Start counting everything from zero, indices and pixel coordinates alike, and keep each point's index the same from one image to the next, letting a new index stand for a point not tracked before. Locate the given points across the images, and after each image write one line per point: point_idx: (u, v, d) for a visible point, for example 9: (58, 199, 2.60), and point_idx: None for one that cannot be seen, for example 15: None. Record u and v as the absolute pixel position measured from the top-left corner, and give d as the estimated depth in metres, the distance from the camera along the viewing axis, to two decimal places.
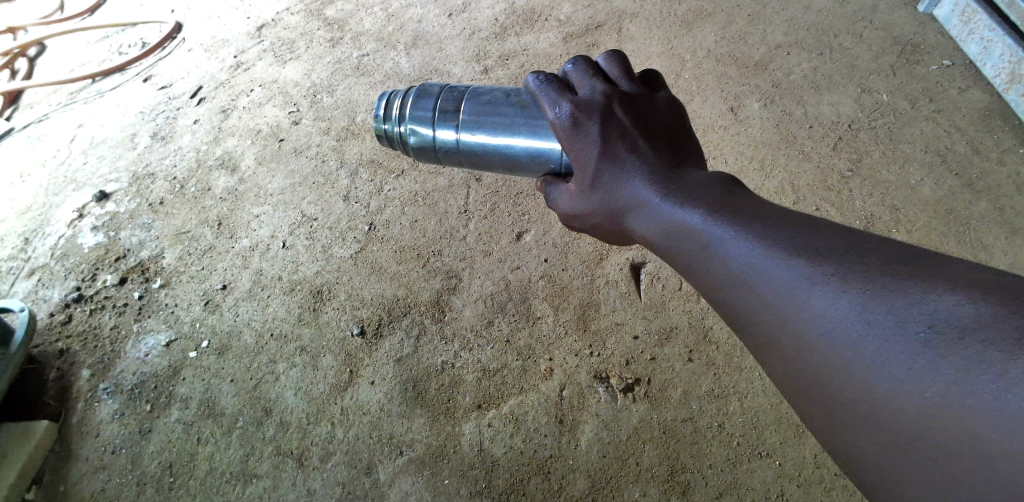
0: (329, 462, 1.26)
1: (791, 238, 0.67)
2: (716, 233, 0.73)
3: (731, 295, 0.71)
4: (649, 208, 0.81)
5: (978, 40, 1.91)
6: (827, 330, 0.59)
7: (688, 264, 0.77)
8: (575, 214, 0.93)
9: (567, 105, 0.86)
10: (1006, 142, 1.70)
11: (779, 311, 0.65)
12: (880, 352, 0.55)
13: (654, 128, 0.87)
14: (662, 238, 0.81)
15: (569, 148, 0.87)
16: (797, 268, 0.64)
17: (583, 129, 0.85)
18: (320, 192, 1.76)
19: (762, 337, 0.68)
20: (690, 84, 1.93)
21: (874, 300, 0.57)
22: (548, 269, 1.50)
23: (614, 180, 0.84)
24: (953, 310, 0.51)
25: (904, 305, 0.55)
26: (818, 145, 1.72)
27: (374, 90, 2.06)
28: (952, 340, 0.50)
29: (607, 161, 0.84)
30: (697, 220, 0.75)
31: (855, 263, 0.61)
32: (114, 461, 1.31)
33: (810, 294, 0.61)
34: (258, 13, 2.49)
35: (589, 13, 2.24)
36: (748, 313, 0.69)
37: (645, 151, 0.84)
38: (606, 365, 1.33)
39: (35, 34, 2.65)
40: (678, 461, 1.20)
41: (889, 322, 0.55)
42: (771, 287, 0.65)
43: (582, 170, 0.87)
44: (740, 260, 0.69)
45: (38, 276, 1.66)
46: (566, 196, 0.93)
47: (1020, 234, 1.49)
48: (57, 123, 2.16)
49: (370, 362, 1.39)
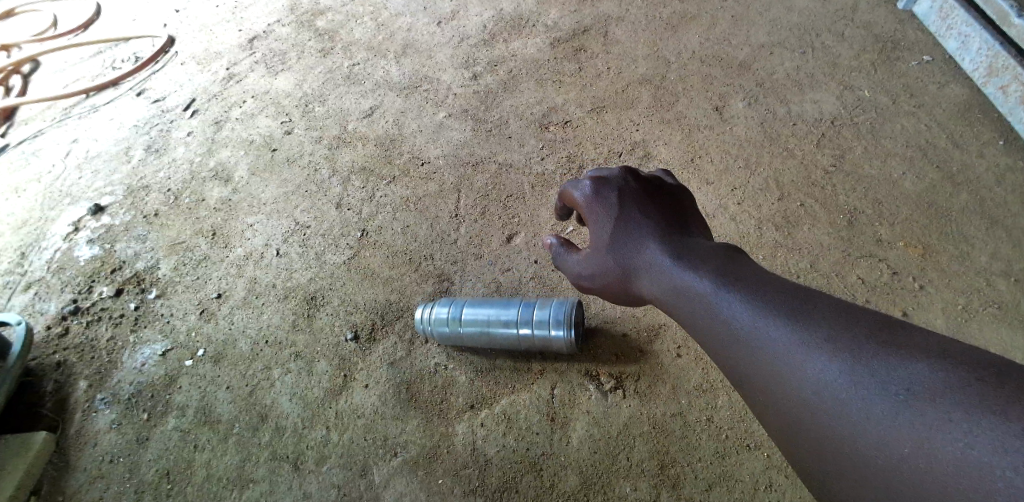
0: (324, 465, 1.27)
1: (783, 305, 0.72)
2: (720, 299, 0.79)
3: (735, 354, 0.76)
4: (660, 272, 0.89)
5: (957, 36, 1.95)
6: (818, 388, 0.64)
7: (697, 323, 0.83)
8: (590, 274, 1.03)
9: (587, 183, 1.04)
10: (985, 135, 1.73)
11: (778, 369, 0.70)
12: (867, 411, 0.59)
13: (663, 202, 1.00)
14: (671, 297, 0.87)
15: (588, 215, 1.03)
16: (794, 331, 0.69)
17: (601, 199, 1.01)
18: (312, 200, 1.78)
19: (763, 392, 0.72)
20: (675, 85, 1.96)
21: (859, 363, 0.61)
22: (538, 270, 1.53)
23: (627, 246, 0.96)
24: (926, 374, 0.56)
25: (885, 369, 0.59)
26: (802, 143, 1.75)
27: (365, 99, 2.09)
28: (927, 399, 0.55)
29: (619, 230, 0.97)
30: (704, 285, 0.82)
31: (845, 329, 0.65)
32: (112, 470, 1.32)
33: (805, 355, 0.66)
34: (250, 26, 2.52)
35: (575, 18, 2.28)
36: (751, 371, 0.74)
37: (654, 224, 0.95)
38: (596, 363, 1.36)
39: (29, 50, 2.67)
40: (668, 455, 1.21)
41: (874, 383, 0.59)
42: (771, 347, 0.71)
43: (597, 233, 1.00)
44: (741, 322, 0.75)
45: (35, 289, 1.68)
46: (580, 259, 1.06)
47: (1000, 225, 1.52)
48: (51, 138, 2.18)
49: (364, 366, 1.41)
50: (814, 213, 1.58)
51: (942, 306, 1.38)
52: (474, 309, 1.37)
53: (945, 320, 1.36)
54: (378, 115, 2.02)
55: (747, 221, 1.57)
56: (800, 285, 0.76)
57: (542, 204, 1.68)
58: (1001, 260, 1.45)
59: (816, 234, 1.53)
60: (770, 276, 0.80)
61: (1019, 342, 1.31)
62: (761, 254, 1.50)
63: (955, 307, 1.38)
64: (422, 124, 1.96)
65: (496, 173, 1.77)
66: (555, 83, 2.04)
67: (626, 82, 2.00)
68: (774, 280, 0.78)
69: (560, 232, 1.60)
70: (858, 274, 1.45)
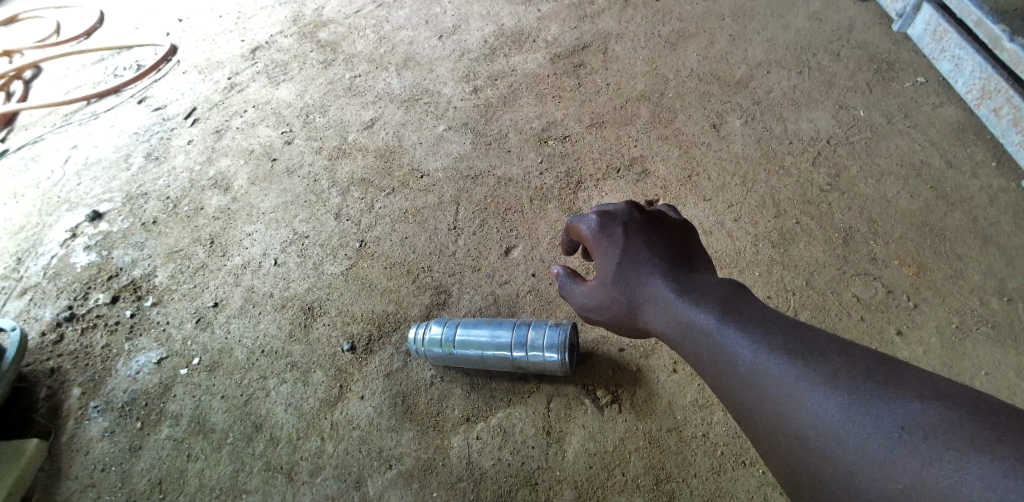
0: (318, 476, 1.27)
1: (786, 342, 0.74)
2: (724, 335, 0.80)
3: (737, 388, 0.77)
4: (667, 305, 0.91)
5: (950, 58, 1.98)
6: (817, 423, 0.65)
7: (701, 358, 0.84)
8: (596, 305, 1.04)
9: (594, 216, 1.05)
10: (978, 156, 1.75)
11: (779, 404, 0.70)
12: (863, 446, 0.60)
13: (669, 235, 1.01)
14: (676, 331, 0.89)
15: (595, 249, 1.04)
16: (795, 367, 0.70)
17: (606, 233, 1.02)
18: (311, 211, 1.79)
19: (764, 427, 0.73)
20: (672, 102, 1.99)
21: (857, 401, 0.62)
22: (536, 283, 1.53)
23: (634, 279, 0.97)
24: (919, 414, 0.57)
25: (881, 407, 0.60)
26: (798, 160, 1.78)
27: (366, 110, 2.11)
28: (920, 437, 0.55)
29: (626, 263, 0.98)
30: (709, 320, 0.83)
31: (844, 367, 0.66)
32: (103, 479, 1.31)
33: (805, 391, 0.67)
34: (252, 36, 2.55)
35: (575, 34, 2.31)
36: (752, 406, 0.75)
37: (660, 258, 0.96)
38: (593, 378, 1.36)
39: (32, 57, 2.69)
40: (663, 471, 1.21)
41: (870, 419, 0.60)
42: (772, 382, 0.72)
43: (604, 268, 1.02)
44: (744, 357, 0.76)
45: (30, 295, 1.67)
46: (587, 292, 1.06)
47: (993, 245, 1.54)
48: (51, 144, 2.19)
49: (360, 377, 1.41)
50: (809, 230, 1.59)
51: (936, 325, 1.39)
52: (466, 333, 1.35)
53: (939, 338, 1.37)
54: (378, 127, 2.03)
55: (744, 237, 1.59)
56: (805, 323, 0.77)
57: (540, 217, 1.69)
58: (994, 279, 1.47)
59: (811, 251, 1.55)
60: (775, 313, 0.81)
61: (1012, 362, 1.32)
62: (757, 270, 1.51)
63: (949, 326, 1.39)
64: (422, 136, 1.98)
65: (495, 186, 1.79)
66: (554, 98, 2.06)
67: (624, 98, 2.02)
68: (778, 317, 0.79)
69: (557, 245, 1.61)
70: (853, 291, 1.47)
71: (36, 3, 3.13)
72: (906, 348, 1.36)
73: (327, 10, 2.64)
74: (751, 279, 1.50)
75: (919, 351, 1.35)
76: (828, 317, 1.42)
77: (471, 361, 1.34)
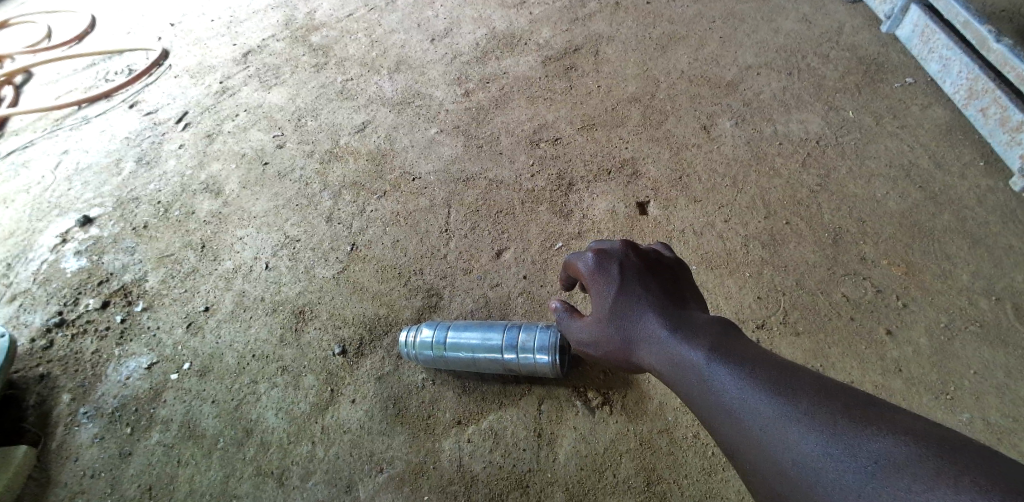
0: (308, 481, 1.26)
1: (768, 377, 0.75)
2: (714, 373, 0.81)
3: (725, 424, 0.78)
4: (660, 341, 0.91)
5: (938, 59, 2.00)
6: (799, 459, 0.67)
7: (691, 396, 0.84)
8: (593, 341, 1.05)
9: (590, 253, 1.06)
10: (966, 156, 1.77)
11: (764, 440, 0.72)
12: (839, 480, 0.62)
13: (664, 275, 1.02)
14: (669, 368, 0.89)
15: (591, 286, 1.05)
16: (777, 404, 0.72)
17: (602, 271, 1.03)
18: (303, 215, 1.79)
19: (746, 459, 0.74)
20: (664, 104, 1.99)
21: (835, 437, 0.64)
22: (527, 286, 1.54)
23: (630, 317, 0.97)
24: (889, 449, 0.59)
25: (854, 442, 0.62)
26: (787, 161, 1.79)
27: (358, 114, 2.11)
28: (891, 471, 0.58)
29: (622, 299, 0.99)
30: (700, 357, 0.84)
31: (824, 403, 0.69)
32: (92, 485, 1.30)
33: (790, 429, 0.69)
34: (244, 40, 2.55)
35: (567, 37, 2.32)
36: (738, 442, 0.76)
37: (655, 297, 0.97)
38: (584, 380, 1.36)
39: (23, 62, 2.67)
40: (654, 472, 1.21)
41: (844, 455, 0.62)
42: (758, 418, 0.73)
43: (600, 305, 1.02)
44: (733, 396, 0.77)
45: (19, 301, 1.66)
46: (584, 327, 1.08)
47: (981, 245, 1.55)
48: (42, 149, 2.18)
49: (351, 381, 1.41)
50: (799, 231, 1.60)
51: (925, 325, 1.40)
52: (458, 335, 1.35)
53: (927, 338, 1.37)
54: (370, 130, 2.03)
55: (734, 239, 1.60)
56: (787, 360, 0.79)
57: (531, 220, 1.69)
58: (982, 279, 1.48)
59: (802, 252, 1.56)
60: (761, 350, 0.83)
61: (1001, 362, 1.33)
62: (747, 271, 1.52)
63: (939, 327, 1.39)
64: (414, 139, 1.98)
65: (486, 188, 1.79)
66: (545, 100, 2.06)
67: (615, 100, 2.03)
68: (763, 354, 0.81)
69: (549, 247, 1.62)
70: (843, 292, 1.47)
71: (27, 9, 3.12)
72: (896, 348, 1.36)
73: (320, 14, 2.64)
74: (742, 280, 1.50)
75: (908, 351, 1.36)
76: (818, 317, 1.42)
77: (458, 364, 1.35)
